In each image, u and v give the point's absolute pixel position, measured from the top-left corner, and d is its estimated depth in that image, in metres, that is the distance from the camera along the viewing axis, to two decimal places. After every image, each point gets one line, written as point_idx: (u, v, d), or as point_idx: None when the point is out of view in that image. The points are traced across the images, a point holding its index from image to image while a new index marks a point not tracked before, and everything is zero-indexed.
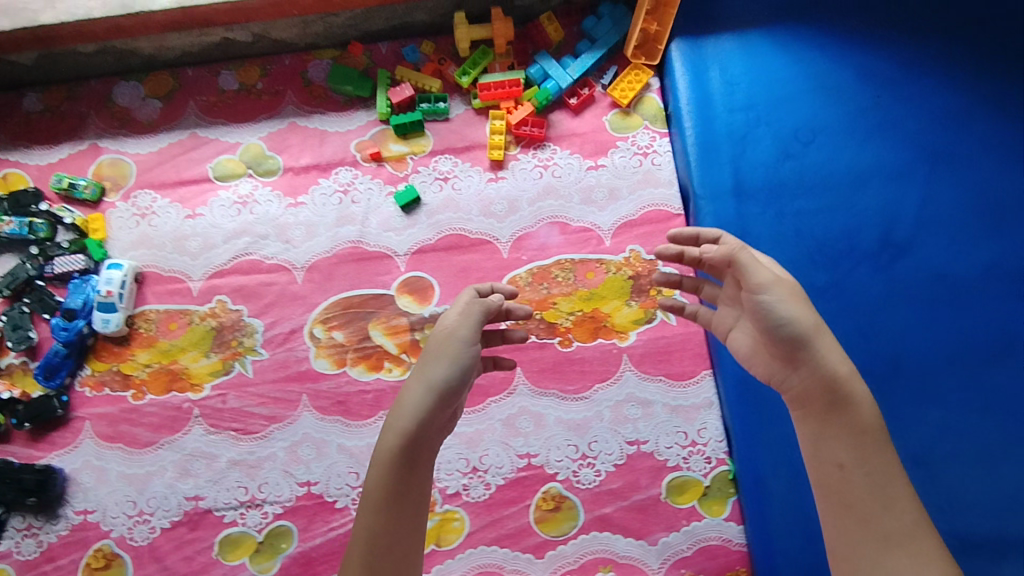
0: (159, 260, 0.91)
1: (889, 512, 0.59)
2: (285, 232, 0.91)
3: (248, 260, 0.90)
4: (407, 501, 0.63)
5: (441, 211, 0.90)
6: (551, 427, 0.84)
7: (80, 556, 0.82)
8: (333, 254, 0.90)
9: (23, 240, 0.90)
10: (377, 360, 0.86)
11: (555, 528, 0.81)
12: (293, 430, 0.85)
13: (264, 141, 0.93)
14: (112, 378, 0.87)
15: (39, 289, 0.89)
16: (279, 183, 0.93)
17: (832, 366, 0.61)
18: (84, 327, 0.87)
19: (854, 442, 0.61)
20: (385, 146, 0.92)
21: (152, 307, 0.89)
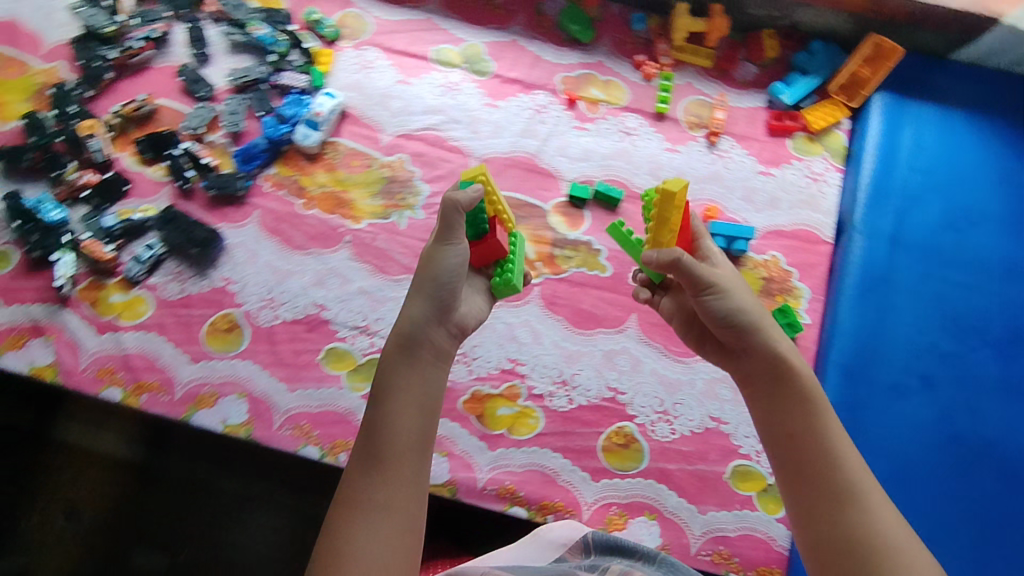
0: (362, 107, 1.02)
1: (841, 470, 0.62)
2: (475, 124, 1.01)
3: (435, 135, 1.00)
4: (410, 417, 0.63)
5: (615, 157, 0.99)
6: (645, 374, 0.90)
7: (211, 314, 0.92)
8: (508, 157, 1.00)
9: (263, 48, 1.03)
10: None
11: (618, 461, 0.87)
12: None
13: (486, 46, 1.05)
14: (291, 185, 0.97)
15: (261, 90, 1.01)
16: (485, 83, 1.03)
17: (783, 346, 0.68)
18: (286, 133, 0.98)
19: (799, 410, 0.66)
20: (585, 88, 1.02)
21: (344, 142, 1.00)
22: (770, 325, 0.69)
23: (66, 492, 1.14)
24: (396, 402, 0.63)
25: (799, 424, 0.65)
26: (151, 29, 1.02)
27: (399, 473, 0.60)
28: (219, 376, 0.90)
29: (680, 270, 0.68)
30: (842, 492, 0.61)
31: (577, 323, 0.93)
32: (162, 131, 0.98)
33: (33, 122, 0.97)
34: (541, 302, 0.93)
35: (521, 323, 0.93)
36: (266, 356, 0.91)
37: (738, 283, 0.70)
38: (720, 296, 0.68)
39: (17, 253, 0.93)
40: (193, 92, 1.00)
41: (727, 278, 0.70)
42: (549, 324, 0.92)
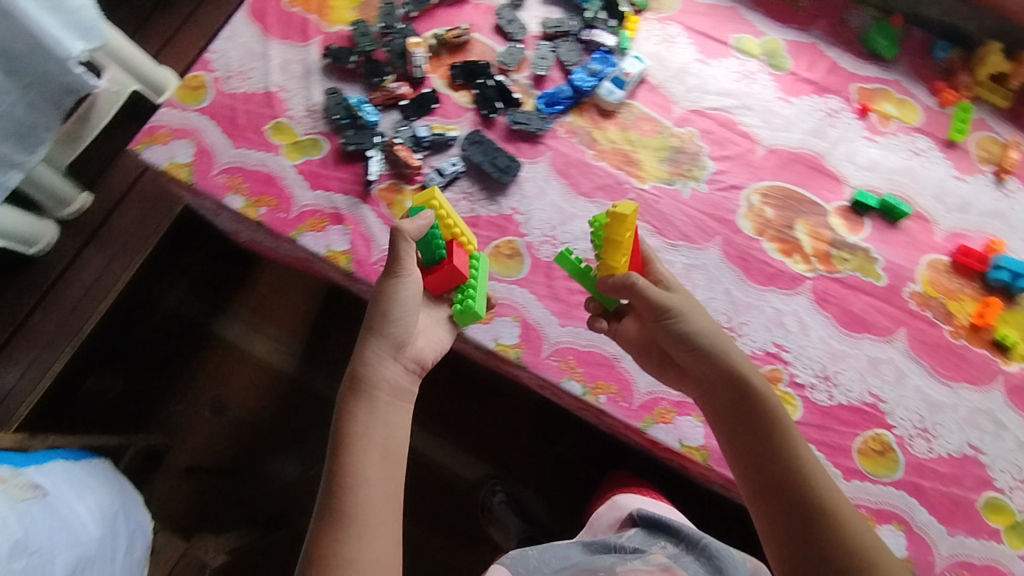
0: (660, 76, 1.04)
1: (804, 491, 0.66)
2: (768, 114, 1.03)
3: (727, 117, 1.02)
4: (375, 431, 0.72)
5: (902, 174, 1.00)
6: (910, 388, 0.91)
7: (494, 238, 0.96)
8: (795, 152, 1.01)
9: (576, 4, 1.07)
10: (791, 248, 0.96)
11: (873, 466, 0.86)
12: (699, 256, 0.95)
13: (787, 44, 1.07)
14: (584, 135, 1.01)
15: (571, 42, 1.04)
16: (782, 78, 1.05)
17: (714, 338, 0.74)
18: (592, 86, 1.01)
19: (753, 427, 0.71)
20: (878, 102, 1.04)
21: (639, 106, 1.03)
22: (707, 342, 0.74)
23: (204, 394, 1.54)
24: (364, 436, 0.71)
25: (749, 448, 0.70)
26: None
27: (371, 490, 0.68)
28: (497, 296, 0.93)
29: (661, 309, 0.76)
30: (789, 496, 0.66)
31: (845, 324, 0.93)
32: (475, 61, 1.02)
33: (361, 29, 1.03)
34: (813, 297, 0.94)
35: (789, 312, 0.93)
36: (542, 289, 0.94)
37: (693, 306, 0.77)
38: (683, 324, 0.75)
39: (330, 144, 0.99)
40: (506, 31, 1.04)
41: (677, 302, 0.76)
42: (818, 319, 0.93)
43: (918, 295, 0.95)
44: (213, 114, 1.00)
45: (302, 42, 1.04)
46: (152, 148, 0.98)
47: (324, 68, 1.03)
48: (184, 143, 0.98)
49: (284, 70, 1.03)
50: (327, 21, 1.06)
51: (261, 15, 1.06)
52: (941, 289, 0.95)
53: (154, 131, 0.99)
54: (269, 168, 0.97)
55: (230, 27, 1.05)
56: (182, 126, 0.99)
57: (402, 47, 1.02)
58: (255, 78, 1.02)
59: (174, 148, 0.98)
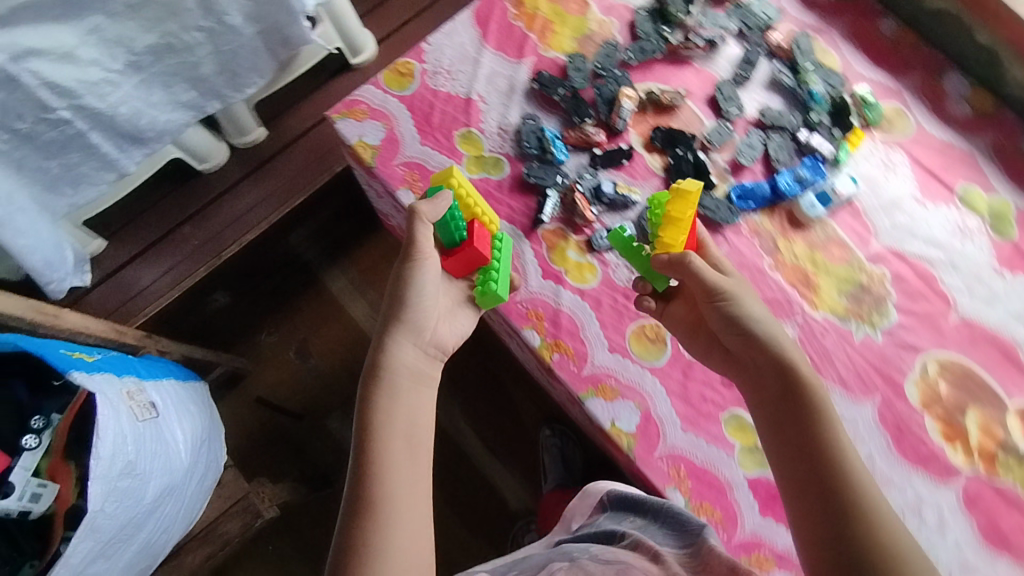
0: (868, 203, 0.95)
1: (842, 490, 0.60)
2: (974, 280, 0.93)
3: (927, 270, 0.93)
4: (398, 415, 0.73)
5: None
6: None
7: (642, 316, 0.90)
8: (991, 331, 0.91)
9: (802, 100, 0.99)
10: (955, 434, 0.87)
11: None
12: (852, 408, 0.87)
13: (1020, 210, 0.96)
14: (766, 238, 0.94)
15: (785, 139, 0.97)
16: (1001, 246, 0.94)
17: (768, 329, 0.71)
18: (794, 193, 0.94)
19: (794, 415, 0.66)
20: None
21: (836, 227, 0.94)
22: (755, 323, 0.72)
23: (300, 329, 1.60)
24: (387, 422, 0.72)
25: (788, 440, 0.66)
26: (714, 32, 1.02)
27: (398, 479, 0.68)
28: (627, 376, 0.88)
29: (707, 286, 0.74)
30: (832, 490, 0.60)
31: (987, 539, 0.83)
32: (679, 129, 0.98)
33: (576, 63, 1.01)
34: (961, 496, 0.85)
35: (929, 503, 0.84)
36: (673, 384, 0.88)
37: (745, 292, 0.74)
38: (737, 308, 0.72)
39: (511, 168, 0.98)
40: (720, 106, 0.99)
41: (728, 285, 0.74)
42: (959, 521, 0.83)
43: None
44: (411, 105, 1.02)
45: (515, 59, 1.03)
46: (347, 121, 1.00)
47: (528, 90, 1.02)
48: (377, 125, 1.00)
49: (489, 81, 1.03)
50: (545, 45, 1.04)
51: (485, 21, 1.06)
52: None
53: (353, 106, 1.01)
54: None
55: (452, 24, 1.05)
56: (380, 109, 1.01)
57: (612, 93, 0.99)
58: (460, 80, 1.02)
59: (367, 127, 1.00)
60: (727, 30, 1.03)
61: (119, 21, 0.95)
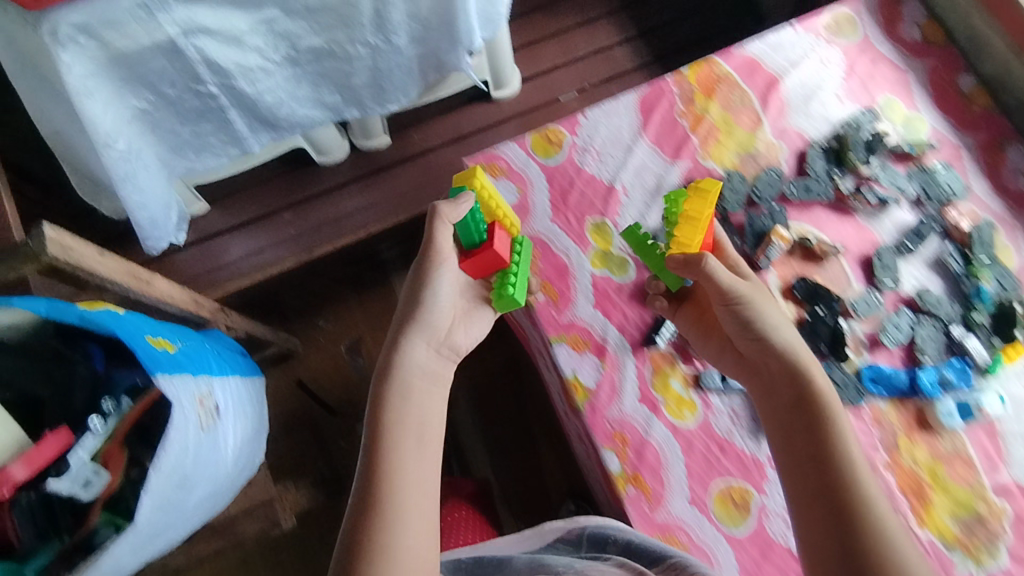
0: (1010, 426, 0.86)
1: (844, 495, 0.62)
2: None
3: None
4: (405, 417, 0.74)
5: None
6: None
7: (733, 476, 0.84)
8: None
9: (966, 292, 0.91)
10: None
11: None
12: None
13: None
14: (886, 431, 0.86)
15: (937, 330, 0.89)
16: None
17: (786, 339, 0.72)
18: (931, 393, 0.86)
19: (802, 424, 0.68)
20: None
21: (967, 442, 0.86)
22: (772, 329, 0.73)
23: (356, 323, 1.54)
24: (397, 423, 0.73)
25: (795, 446, 0.68)
26: (888, 193, 0.95)
27: (408, 474, 0.69)
28: (702, 535, 0.81)
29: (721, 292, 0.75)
30: (841, 507, 0.62)
31: None
32: (824, 286, 0.91)
33: (733, 183, 0.96)
34: None
35: None
36: (746, 559, 0.81)
37: (761, 292, 0.75)
38: (753, 311, 0.74)
39: (636, 274, 0.92)
40: (875, 272, 0.92)
41: (745, 289, 0.75)
42: None
43: None
44: (551, 176, 0.97)
45: (669, 158, 0.98)
46: None
47: None
48: (512, 187, 0.96)
49: (637, 174, 0.98)
50: (705, 152, 0.99)
51: (648, 109, 1.01)
52: None
53: (493, 161, 0.98)
54: (569, 260, 0.93)
55: (614, 103, 1.01)
56: (520, 171, 0.97)
57: (764, 228, 0.93)
58: (607, 165, 0.98)
59: (500, 186, 0.96)
60: (903, 194, 0.96)
61: (293, 18, 0.95)
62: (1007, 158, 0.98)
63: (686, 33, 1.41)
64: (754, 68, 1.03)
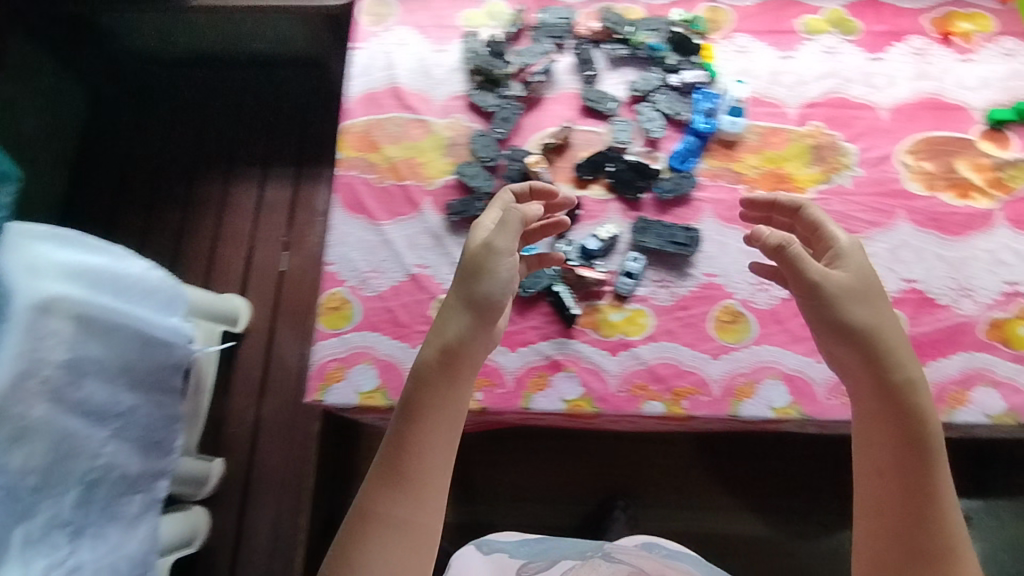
0: (762, 87, 1.05)
1: (931, 481, 0.67)
2: (870, 78, 1.05)
3: (839, 97, 1.04)
4: (443, 438, 0.70)
5: (1014, 79, 1.04)
6: None
7: (710, 309, 0.94)
8: (916, 100, 1.03)
9: (648, 58, 1.07)
10: (964, 189, 0.99)
11: None
12: (893, 236, 0.96)
13: (845, 8, 1.09)
14: (727, 174, 1.00)
15: (667, 94, 1.04)
16: (861, 40, 1.07)
17: (868, 314, 0.72)
18: (712, 126, 1.01)
19: (876, 391, 0.70)
20: (954, 24, 1.07)
21: (757, 124, 1.02)
22: (887, 328, 0.72)
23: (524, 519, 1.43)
24: (445, 401, 0.71)
25: (870, 397, 0.71)
26: (541, 62, 1.06)
27: (422, 477, 0.68)
28: (748, 364, 0.91)
29: (805, 280, 0.75)
30: (914, 492, 0.67)
31: None
32: (591, 154, 1.00)
33: (468, 173, 1.00)
34: (1010, 225, 0.96)
35: (1000, 248, 0.96)
36: (781, 335, 0.92)
37: (859, 281, 0.74)
38: (831, 309, 0.73)
39: None
40: (600, 110, 1.03)
41: (838, 286, 0.74)
42: None
43: None
44: (372, 324, 0.94)
45: (413, 213, 1.00)
46: (334, 389, 0.91)
47: (450, 228, 0.98)
48: (363, 367, 0.92)
49: (413, 248, 0.98)
50: (422, 180, 1.01)
51: (359, 205, 1.01)
52: None
53: (325, 370, 0.92)
54: None
55: (334, 232, 1.00)
56: (349, 352, 0.93)
57: (520, 170, 1.00)
58: (390, 269, 0.97)
59: (356, 376, 0.92)
60: (548, 50, 1.07)
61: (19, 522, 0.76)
62: None
63: (285, 123, 1.41)
64: (372, 100, 1.06)
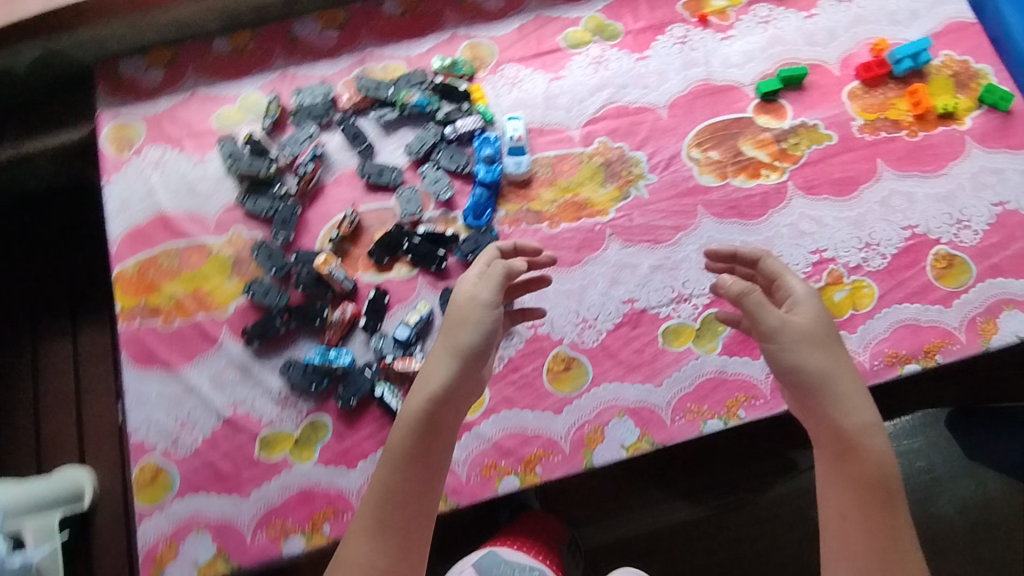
0: (540, 116, 1.03)
1: (884, 518, 0.68)
2: (642, 80, 1.06)
3: (615, 107, 1.04)
4: (424, 477, 0.70)
5: (773, 46, 1.07)
6: (922, 201, 0.98)
7: (542, 362, 0.91)
8: (688, 91, 1.05)
9: (420, 115, 1.02)
10: (754, 168, 1.00)
11: (955, 280, 0.94)
12: (699, 235, 0.97)
13: (602, 13, 1.10)
14: (528, 215, 0.98)
15: (447, 148, 1.00)
16: (624, 42, 1.08)
17: (820, 358, 0.72)
18: (498, 172, 0.98)
19: (832, 434, 0.70)
20: (707, 5, 1.10)
21: (545, 155, 1.01)
22: (838, 374, 0.71)
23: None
24: (438, 436, 0.71)
25: (823, 437, 0.71)
26: (310, 148, 0.99)
27: (417, 501, 0.70)
28: (590, 411, 0.89)
29: (766, 322, 0.73)
30: (869, 530, 0.67)
31: (840, 191, 0.99)
32: (384, 234, 0.95)
33: (259, 290, 0.92)
34: (802, 193, 0.99)
35: (798, 218, 0.98)
36: (616, 369, 0.91)
37: (805, 323, 0.73)
38: (787, 355, 0.72)
39: (327, 415, 0.88)
40: (384, 183, 0.98)
41: (793, 329, 0.73)
42: (821, 206, 0.98)
43: (866, 126, 1.02)
44: (194, 485, 0.86)
45: (211, 348, 0.91)
46: (168, 570, 0.83)
47: (255, 354, 0.91)
48: (195, 536, 0.84)
49: (220, 387, 0.90)
50: (213, 310, 0.92)
51: (150, 356, 0.91)
52: (874, 108, 1.03)
53: (155, 553, 0.84)
54: (295, 485, 0.85)
55: (129, 394, 0.90)
56: (176, 524, 0.84)
57: (311, 273, 0.92)
58: (200, 418, 0.88)
59: (190, 549, 0.83)
60: (314, 133, 1.00)
61: None
62: (307, 39, 1.07)
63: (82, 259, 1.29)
64: (138, 236, 0.97)
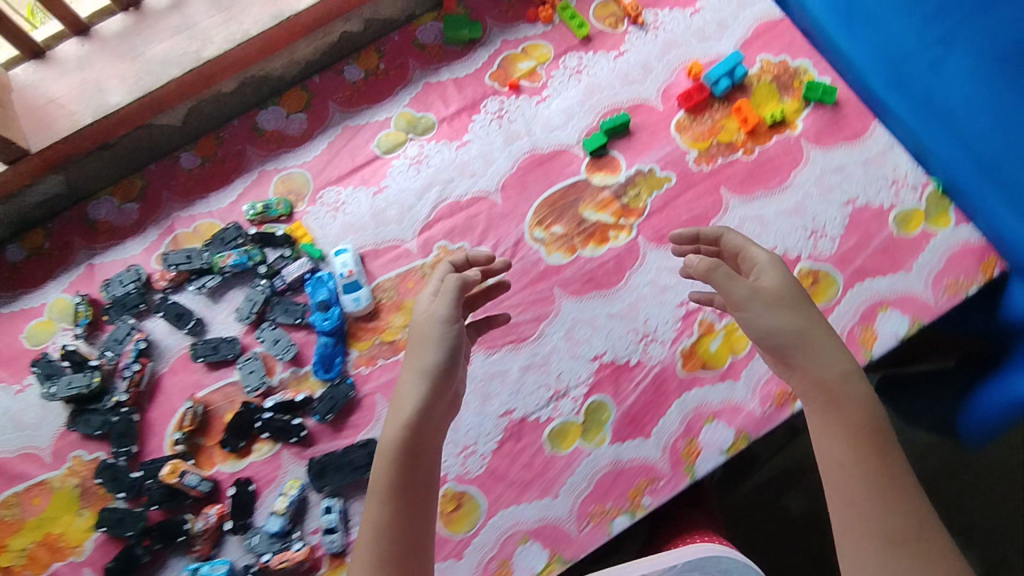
0: (372, 236, 0.97)
1: (882, 479, 0.61)
2: (467, 168, 1.00)
3: (447, 204, 0.98)
4: (410, 513, 0.65)
5: (590, 96, 1.02)
6: (774, 221, 0.94)
7: None
8: (516, 168, 0.99)
9: (244, 272, 0.95)
10: (601, 233, 0.95)
11: (824, 296, 0.90)
12: (561, 320, 0.92)
13: (410, 107, 1.03)
14: (382, 349, 0.91)
15: (279, 303, 0.94)
16: (440, 133, 1.02)
17: (792, 314, 0.67)
18: (337, 315, 0.91)
19: (818, 390, 0.65)
20: (514, 69, 1.04)
21: (385, 278, 0.95)
22: (814, 331, 0.67)
23: None
24: (422, 449, 0.67)
25: (812, 390, 0.66)
26: (133, 343, 0.91)
27: (413, 510, 0.65)
28: (493, 546, 0.83)
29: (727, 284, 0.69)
30: (877, 488, 0.60)
31: None
32: (233, 416, 0.88)
33: (111, 520, 0.84)
34: (655, 245, 0.95)
35: (656, 272, 0.94)
36: (509, 492, 0.85)
37: (764, 281, 0.69)
38: (754, 316, 0.68)
39: None
40: (222, 359, 0.91)
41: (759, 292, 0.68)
42: None
43: (701, 157, 0.98)
44: None
45: None
46: None
47: None
48: None
49: None
50: (70, 553, 0.84)
51: None
52: (705, 136, 0.99)
53: None
54: None
55: None
56: None
57: (161, 487, 0.85)
58: None
59: None
60: (135, 325, 0.93)
61: None
62: (107, 220, 0.99)
63: None
64: None
